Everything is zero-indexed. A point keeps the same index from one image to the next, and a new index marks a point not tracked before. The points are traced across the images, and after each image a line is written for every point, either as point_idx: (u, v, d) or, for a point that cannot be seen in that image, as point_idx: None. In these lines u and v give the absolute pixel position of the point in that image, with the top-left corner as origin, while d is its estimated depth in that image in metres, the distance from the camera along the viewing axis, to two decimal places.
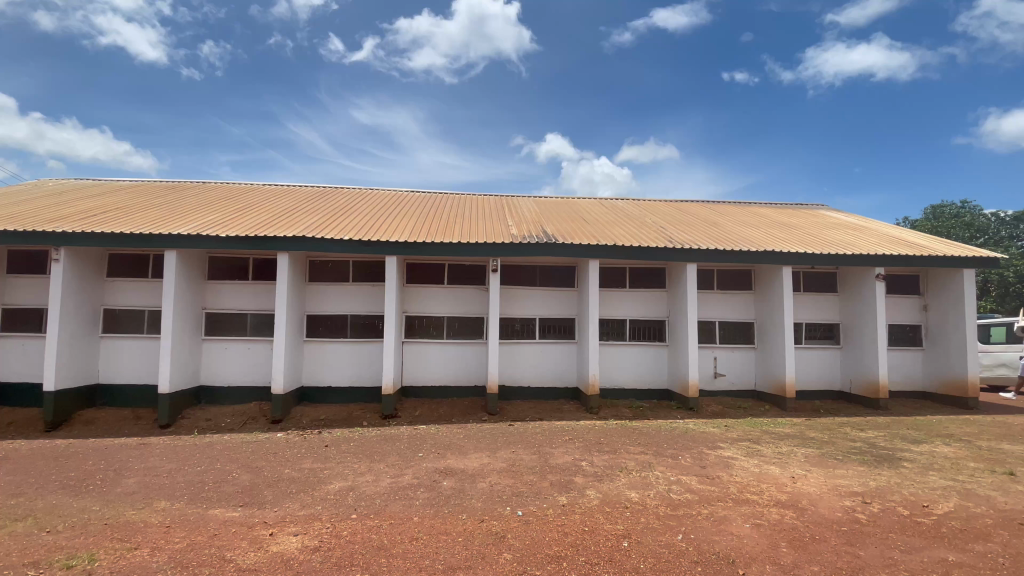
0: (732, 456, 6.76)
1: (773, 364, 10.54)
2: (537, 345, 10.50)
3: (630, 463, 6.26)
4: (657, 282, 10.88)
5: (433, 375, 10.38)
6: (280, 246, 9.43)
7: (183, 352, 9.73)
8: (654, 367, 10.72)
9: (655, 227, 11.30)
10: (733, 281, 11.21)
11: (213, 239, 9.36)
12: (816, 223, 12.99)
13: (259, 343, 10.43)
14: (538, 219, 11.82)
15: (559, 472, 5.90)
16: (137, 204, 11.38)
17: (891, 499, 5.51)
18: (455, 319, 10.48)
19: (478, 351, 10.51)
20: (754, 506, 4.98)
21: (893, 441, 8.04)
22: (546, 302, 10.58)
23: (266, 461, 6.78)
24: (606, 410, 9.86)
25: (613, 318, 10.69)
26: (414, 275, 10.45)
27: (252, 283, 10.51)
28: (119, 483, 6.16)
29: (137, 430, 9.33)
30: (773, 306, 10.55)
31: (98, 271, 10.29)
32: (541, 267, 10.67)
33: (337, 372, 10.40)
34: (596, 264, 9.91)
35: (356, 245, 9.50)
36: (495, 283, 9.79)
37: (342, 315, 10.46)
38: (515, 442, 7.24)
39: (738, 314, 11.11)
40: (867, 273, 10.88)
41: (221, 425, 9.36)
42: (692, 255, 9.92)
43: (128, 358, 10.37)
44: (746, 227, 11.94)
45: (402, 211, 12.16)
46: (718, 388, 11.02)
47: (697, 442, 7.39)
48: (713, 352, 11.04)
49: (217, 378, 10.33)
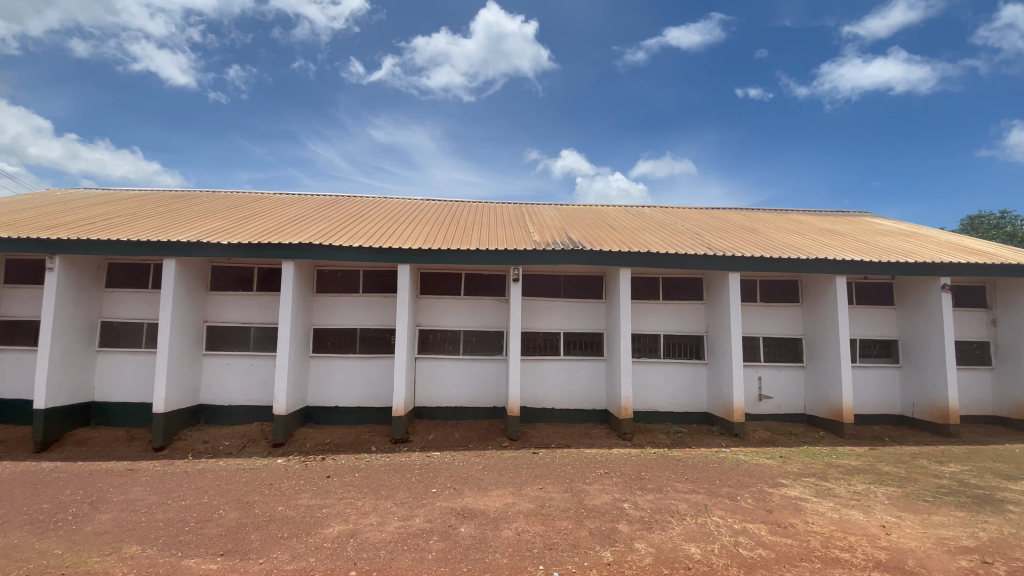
0: (801, 498, 5.72)
1: (827, 385, 9.45)
2: (562, 362, 9.57)
3: (682, 505, 5.27)
4: (693, 294, 9.92)
5: (449, 396, 9.51)
6: (285, 255, 8.75)
7: (182, 367, 9.04)
8: (692, 388, 9.70)
9: (690, 234, 10.38)
10: (777, 292, 10.20)
11: (215, 247, 8.72)
12: (865, 230, 11.89)
13: (263, 358, 9.70)
14: (562, 226, 10.99)
15: (597, 518, 4.95)
16: (141, 212, 10.86)
17: (1016, 557, 4.44)
18: (472, 334, 9.64)
19: (498, 369, 9.61)
20: (851, 570, 3.98)
21: (983, 477, 6.90)
22: (571, 315, 9.69)
23: (258, 494, 5.95)
24: (640, 436, 8.84)
25: (645, 333, 9.74)
26: (428, 286, 9.67)
27: (257, 294, 9.83)
28: (91, 520, 5.37)
29: (128, 453, 8.60)
30: (826, 320, 9.51)
31: (97, 280, 9.72)
32: (566, 276, 9.79)
33: (346, 391, 9.60)
34: (627, 273, 9.01)
35: (367, 253, 8.75)
36: (517, 294, 8.94)
37: (351, 329, 9.70)
38: (543, 475, 6.29)
39: (784, 330, 10.06)
40: (929, 283, 9.78)
41: (219, 449, 8.57)
42: (734, 263, 8.98)
43: (124, 374, 9.72)
44: (790, 234, 10.93)
45: (416, 218, 11.46)
46: (763, 412, 9.93)
47: (755, 478, 6.35)
48: (757, 372, 9.98)
49: (217, 397, 9.61)
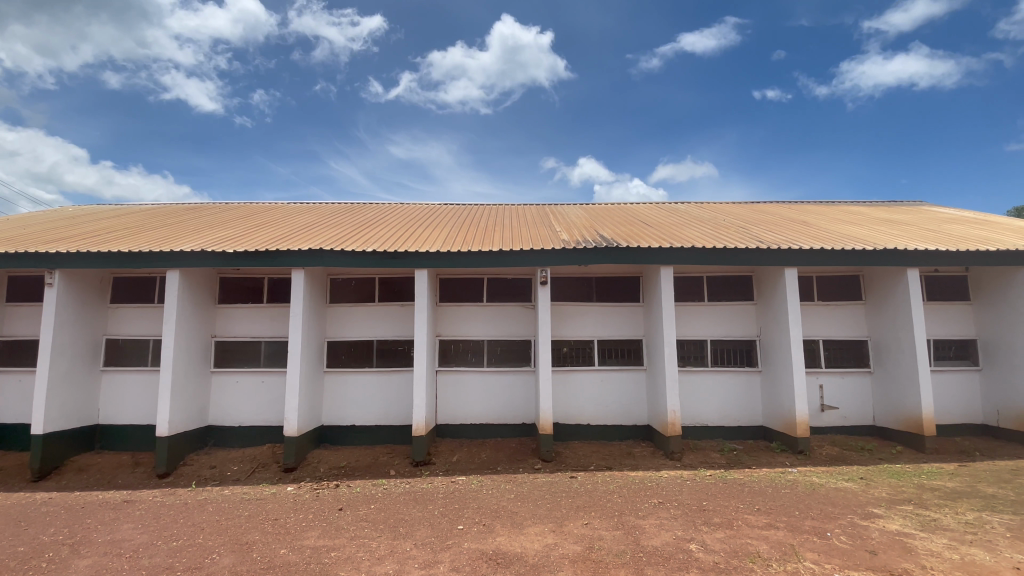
0: (906, 534, 4.69)
1: (901, 392, 8.34)
2: (597, 373, 8.66)
3: (761, 547, 4.33)
4: (740, 294, 8.94)
5: (474, 412, 8.68)
6: (293, 263, 8.10)
7: (188, 387, 8.42)
8: (744, 399, 8.70)
9: (734, 228, 9.41)
10: (835, 289, 9.16)
11: (220, 256, 8.13)
12: (929, 219, 10.71)
13: (274, 375, 9.03)
14: (590, 224, 10.14)
15: (660, 565, 4.04)
16: (149, 224, 10.38)
17: None
18: (497, 344, 8.82)
19: (526, 382, 8.75)
20: None
21: None
22: (606, 321, 8.81)
23: (259, 532, 5.19)
24: (690, 455, 7.85)
25: (689, 338, 8.81)
26: (447, 292, 8.91)
27: (267, 306, 9.20)
28: (68, 567, 4.68)
29: (131, 481, 7.98)
30: (897, 319, 8.42)
31: (101, 296, 9.22)
32: (598, 278, 8.93)
33: (363, 409, 8.86)
34: (669, 271, 8.09)
35: (381, 257, 8.04)
36: (545, 298, 8.09)
37: (367, 341, 8.99)
38: (586, 507, 5.38)
39: (846, 331, 9.01)
40: (1014, 274, 8.58)
41: (226, 475, 7.89)
42: (789, 257, 7.99)
43: (130, 395, 9.16)
44: (847, 225, 9.85)
45: (435, 222, 10.76)
46: (826, 424, 8.82)
47: (841, 507, 5.31)
48: (818, 379, 8.90)
49: (227, 417, 8.97)
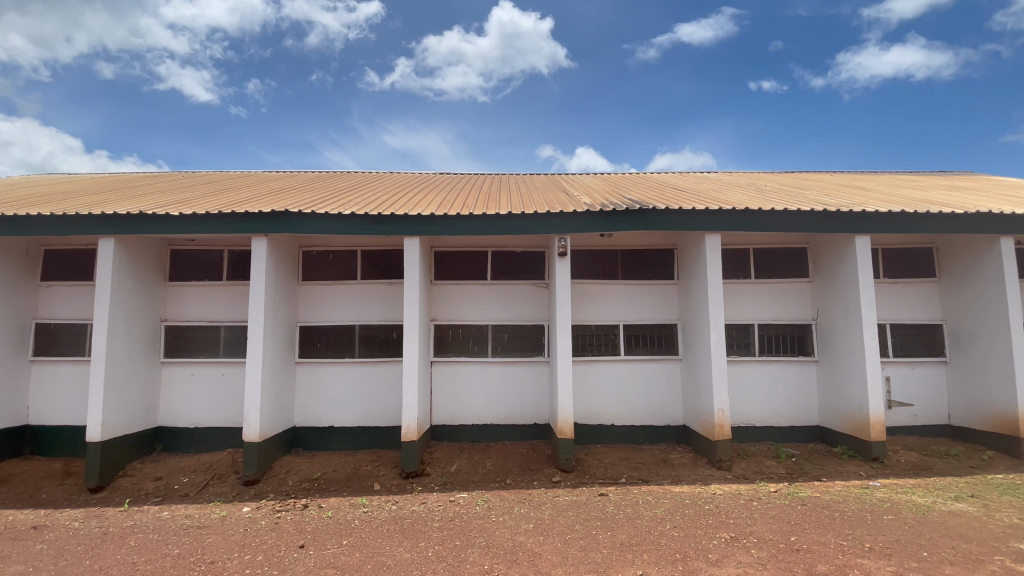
0: None
1: (990, 386, 6.95)
2: (623, 364, 7.22)
3: None
4: (793, 270, 7.50)
5: (476, 410, 7.25)
6: (253, 229, 6.56)
7: (129, 381, 6.92)
8: (799, 394, 7.30)
9: (784, 192, 7.93)
10: (904, 265, 7.72)
11: (163, 220, 6.59)
12: (997, 186, 9.26)
13: (236, 367, 7.55)
14: (613, 190, 8.61)
15: None
16: (92, 190, 8.79)
17: None
18: (504, 329, 7.36)
19: (539, 374, 7.31)
20: None
21: None
22: (633, 302, 7.36)
23: None
24: (741, 463, 6.44)
25: (733, 323, 7.38)
26: (444, 268, 7.42)
27: (228, 285, 7.70)
28: None
29: (56, 496, 6.49)
30: (984, 299, 7.01)
31: (27, 272, 7.66)
32: (624, 251, 7.46)
33: (343, 407, 7.40)
34: (716, 239, 6.58)
35: (362, 222, 6.52)
36: (565, 274, 6.61)
37: (347, 327, 7.51)
38: (635, 546, 3.96)
39: (917, 314, 7.61)
40: None
41: (173, 489, 6.41)
42: (862, 222, 6.53)
43: (65, 390, 7.66)
44: (912, 190, 8.38)
45: (429, 188, 9.24)
46: (894, 423, 7.45)
47: (976, 543, 3.99)
48: (885, 370, 7.48)
49: (180, 417, 7.51)
